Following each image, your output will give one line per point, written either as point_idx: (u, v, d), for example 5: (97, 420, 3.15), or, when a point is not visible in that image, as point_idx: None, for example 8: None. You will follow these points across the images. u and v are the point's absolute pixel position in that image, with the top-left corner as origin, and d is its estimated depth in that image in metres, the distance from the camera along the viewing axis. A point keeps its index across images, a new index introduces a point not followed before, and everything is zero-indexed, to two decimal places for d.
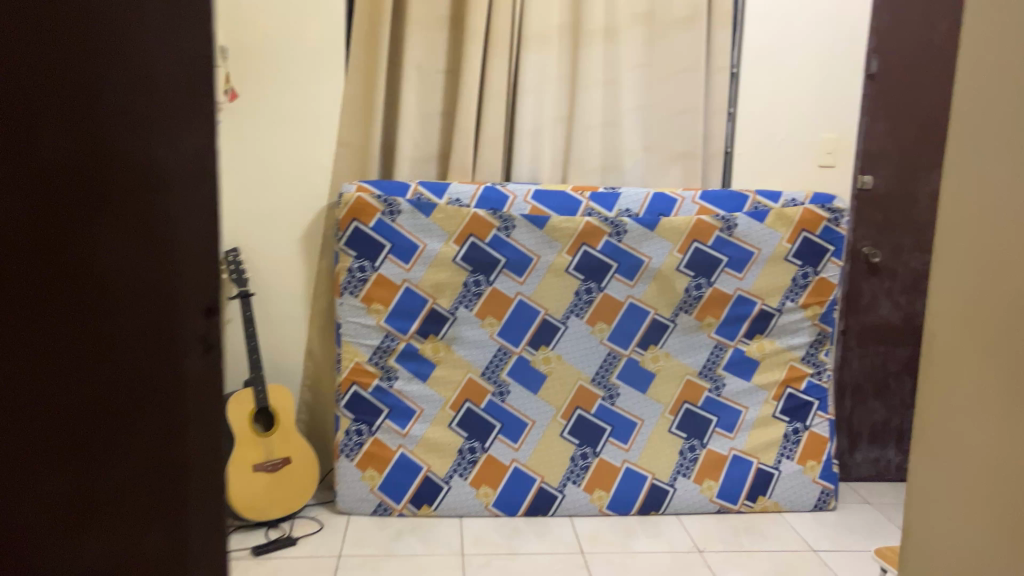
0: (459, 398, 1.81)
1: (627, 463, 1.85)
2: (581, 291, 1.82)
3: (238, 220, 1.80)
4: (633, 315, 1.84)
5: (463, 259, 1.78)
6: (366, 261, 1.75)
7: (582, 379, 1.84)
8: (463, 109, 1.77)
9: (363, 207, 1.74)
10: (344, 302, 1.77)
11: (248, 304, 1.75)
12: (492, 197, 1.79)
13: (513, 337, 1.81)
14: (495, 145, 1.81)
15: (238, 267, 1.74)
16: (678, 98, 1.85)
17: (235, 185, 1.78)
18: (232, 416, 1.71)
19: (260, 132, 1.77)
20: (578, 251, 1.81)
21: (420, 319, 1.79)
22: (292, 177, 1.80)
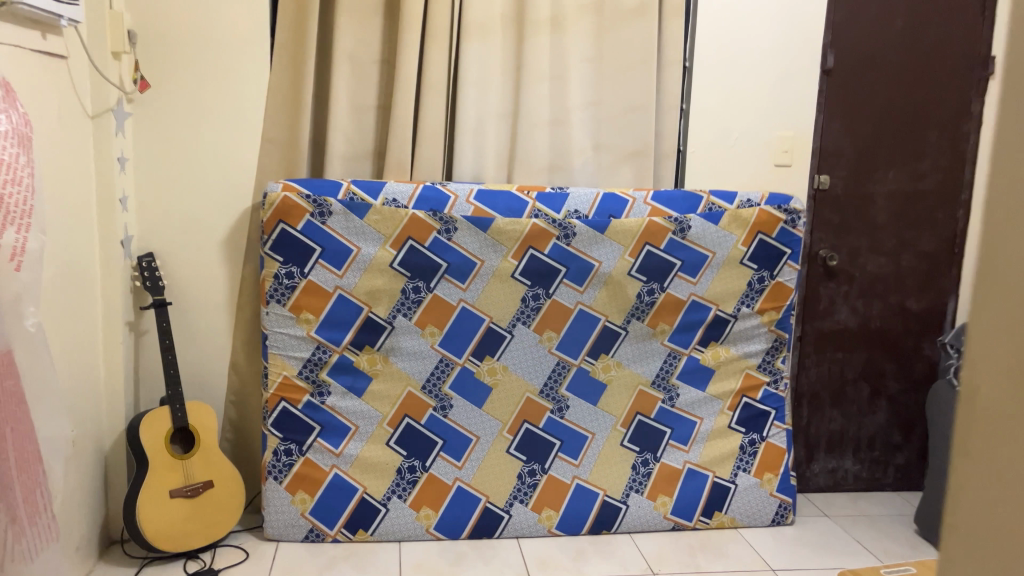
0: (398, 414, 1.68)
1: (577, 479, 1.75)
2: (528, 298, 1.71)
3: (152, 222, 1.65)
4: (583, 322, 1.74)
5: (401, 264, 1.65)
6: (295, 266, 1.62)
7: (530, 391, 1.73)
8: (400, 103, 1.64)
9: (290, 208, 1.60)
10: (270, 312, 1.63)
11: (163, 313, 1.60)
12: (432, 197, 1.66)
13: (456, 348, 1.69)
14: (435, 141, 1.69)
15: (153, 273, 1.60)
16: (628, 94, 1.76)
17: (148, 183, 1.63)
18: (146, 438, 1.54)
19: (176, 125, 1.63)
20: (524, 255, 1.70)
21: (354, 329, 1.66)
22: (213, 175, 1.65)
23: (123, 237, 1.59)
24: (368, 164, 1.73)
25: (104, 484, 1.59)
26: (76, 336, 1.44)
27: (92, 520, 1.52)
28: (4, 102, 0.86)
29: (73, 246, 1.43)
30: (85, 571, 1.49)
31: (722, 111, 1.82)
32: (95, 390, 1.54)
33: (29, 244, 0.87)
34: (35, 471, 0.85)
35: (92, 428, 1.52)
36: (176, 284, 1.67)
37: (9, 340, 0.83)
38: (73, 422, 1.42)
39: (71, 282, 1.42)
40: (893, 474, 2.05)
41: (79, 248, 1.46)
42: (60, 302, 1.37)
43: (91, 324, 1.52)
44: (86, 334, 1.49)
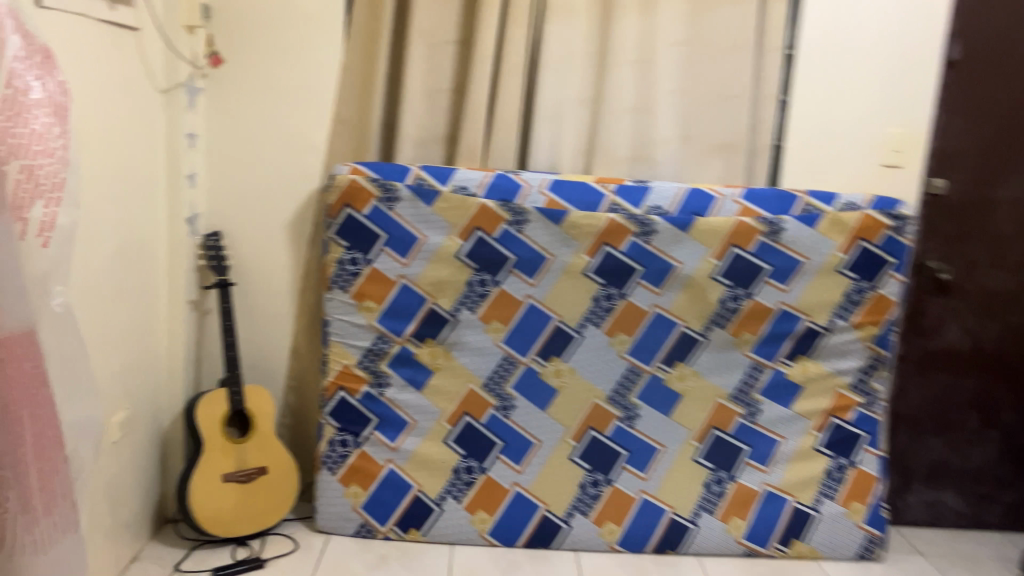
0: (458, 411, 1.61)
1: (643, 494, 1.64)
2: (600, 297, 1.60)
3: (221, 201, 1.63)
4: (658, 327, 1.62)
5: (468, 255, 1.58)
6: (359, 252, 1.57)
7: (598, 396, 1.63)
8: (474, 85, 1.57)
9: (357, 192, 1.55)
10: (332, 298, 1.59)
11: (227, 294, 1.57)
12: (504, 185, 1.58)
13: (521, 346, 1.61)
14: (509, 126, 1.60)
15: (219, 254, 1.57)
16: (723, 81, 1.62)
17: (218, 161, 1.61)
18: (203, 419, 1.53)
19: (247, 102, 1.60)
20: (599, 252, 1.59)
21: (417, 320, 1.60)
22: (282, 155, 1.62)
23: (189, 215, 1.57)
24: (439, 149, 1.65)
25: (160, 463, 1.58)
26: (137, 313, 1.42)
27: (146, 499, 1.51)
28: (39, 69, 0.82)
29: (139, 221, 1.41)
30: (135, 549, 1.48)
31: (826, 104, 1.66)
32: (156, 367, 1.53)
33: (59, 218, 0.84)
34: (57, 458, 0.81)
35: (151, 406, 1.51)
36: (242, 265, 1.65)
37: (33, 317, 0.79)
38: (130, 399, 1.41)
39: (135, 258, 1.40)
40: (1000, 513, 1.85)
41: (145, 224, 1.44)
42: (123, 278, 1.36)
43: (154, 301, 1.51)
44: (148, 311, 1.48)
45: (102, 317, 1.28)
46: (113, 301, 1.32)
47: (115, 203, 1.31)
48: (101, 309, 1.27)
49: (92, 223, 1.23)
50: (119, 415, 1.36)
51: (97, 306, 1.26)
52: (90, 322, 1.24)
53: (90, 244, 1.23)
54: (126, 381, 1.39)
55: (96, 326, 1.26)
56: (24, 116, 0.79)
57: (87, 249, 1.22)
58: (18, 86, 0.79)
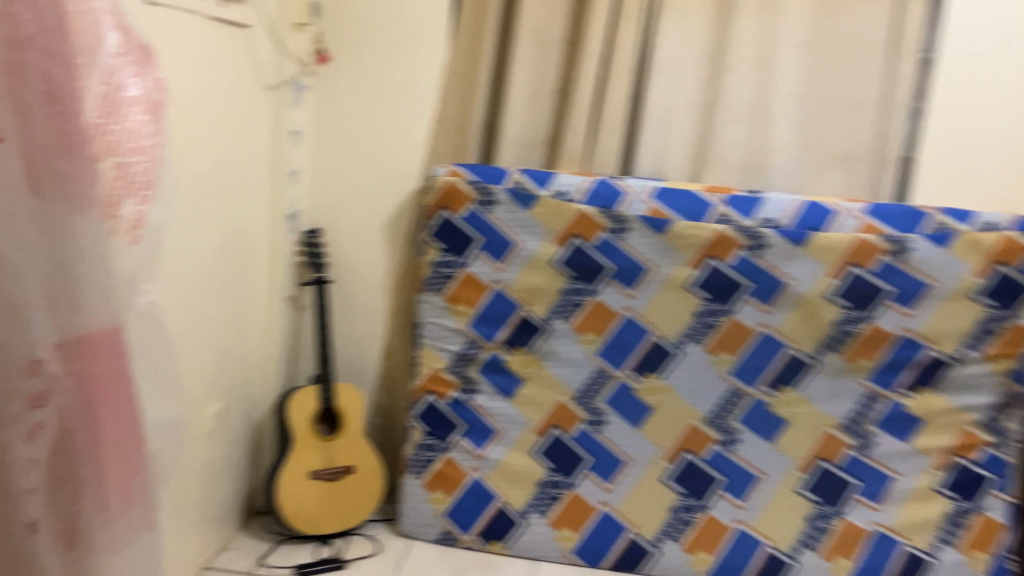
0: (547, 423, 1.56)
1: (740, 524, 1.54)
2: (703, 313, 1.52)
3: (323, 198, 1.64)
4: (765, 348, 1.52)
5: (564, 263, 1.53)
6: (454, 256, 1.55)
7: (695, 417, 1.54)
8: (580, 86, 1.51)
9: (455, 194, 1.53)
10: (425, 300, 1.57)
11: (322, 292, 1.58)
12: (605, 191, 1.51)
13: (616, 360, 1.54)
14: (615, 130, 1.53)
15: (317, 251, 1.58)
16: (849, 87, 1.49)
17: (322, 159, 1.63)
18: (294, 415, 1.54)
19: (352, 101, 1.60)
20: (704, 265, 1.50)
21: (509, 327, 1.56)
22: (384, 154, 1.61)
23: (290, 212, 1.59)
24: (539, 153, 1.59)
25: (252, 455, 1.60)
26: (235, 307, 1.44)
27: (236, 490, 1.54)
28: (136, 65, 0.83)
29: (240, 217, 1.43)
30: (224, 539, 1.50)
31: (967, 113, 1.51)
32: (252, 360, 1.55)
33: (150, 216, 0.85)
34: (135, 457, 0.82)
35: (246, 398, 1.53)
36: (340, 263, 1.66)
37: (119, 316, 0.79)
38: (225, 392, 1.43)
39: (235, 253, 1.42)
40: None
41: (247, 219, 1.46)
42: (222, 272, 1.37)
43: (254, 295, 1.53)
44: (247, 305, 1.50)
45: (200, 311, 1.30)
46: (212, 295, 1.33)
47: (217, 199, 1.33)
48: (199, 303, 1.29)
49: (193, 218, 1.25)
50: (212, 408, 1.39)
51: (194, 300, 1.28)
52: (187, 315, 1.26)
53: (191, 239, 1.24)
54: (221, 374, 1.41)
55: (193, 319, 1.28)
56: (119, 115, 0.80)
57: (187, 244, 1.24)
58: (113, 84, 0.79)
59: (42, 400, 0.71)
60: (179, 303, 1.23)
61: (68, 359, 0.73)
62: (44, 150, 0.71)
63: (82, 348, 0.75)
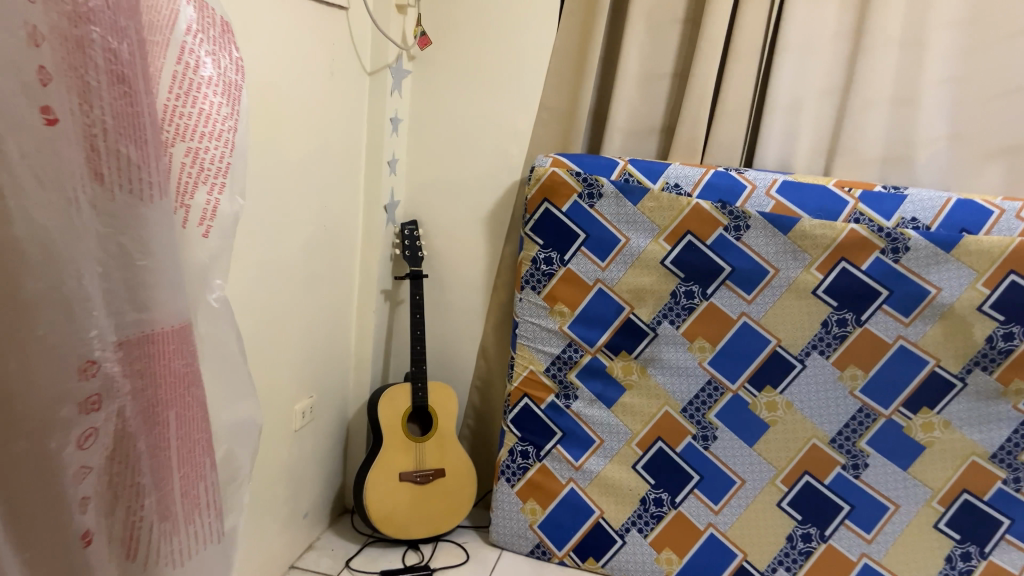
0: (650, 435, 1.45)
1: (865, 558, 1.39)
2: (831, 322, 1.37)
3: (421, 190, 1.58)
4: (901, 363, 1.36)
5: (674, 262, 1.40)
6: (555, 251, 1.46)
7: (817, 437, 1.40)
8: (698, 69, 1.38)
9: (557, 186, 1.43)
10: (524, 298, 1.49)
11: (418, 286, 1.52)
12: (722, 184, 1.38)
13: (730, 370, 1.42)
14: (736, 119, 1.40)
15: (414, 243, 1.52)
16: (1014, 69, 1.30)
17: (421, 149, 1.57)
18: (383, 414, 1.48)
19: (453, 87, 1.53)
20: (834, 268, 1.35)
21: (612, 330, 1.45)
22: (485, 144, 1.53)
23: (388, 202, 1.53)
24: (654, 142, 1.48)
25: (344, 452, 1.57)
26: (327, 299, 1.42)
27: (325, 488, 1.50)
28: (213, 43, 0.77)
29: (333, 208, 1.39)
30: (312, 538, 1.47)
31: None
32: (344, 355, 1.51)
33: (222, 207, 0.78)
34: (201, 465, 0.77)
35: (337, 393, 1.50)
36: (438, 257, 1.60)
37: (188, 314, 0.74)
38: (314, 385, 1.41)
39: (326, 244, 1.38)
40: None
41: (340, 210, 1.42)
42: (313, 263, 1.34)
43: (346, 287, 1.49)
44: (338, 298, 1.47)
45: (287, 304, 1.26)
46: (302, 287, 1.31)
47: (310, 189, 1.29)
48: (286, 296, 1.25)
49: (283, 208, 1.21)
50: (303, 401, 1.37)
51: (282, 293, 1.24)
52: (274, 308, 1.22)
53: (280, 230, 1.21)
54: (310, 367, 1.38)
55: (281, 313, 1.25)
56: (192, 96, 0.74)
57: (276, 235, 1.20)
58: (188, 62, 0.73)
59: (97, 404, 0.63)
60: (266, 296, 1.19)
61: (129, 360, 0.67)
62: (105, 132, 0.64)
63: (148, 346, 0.69)
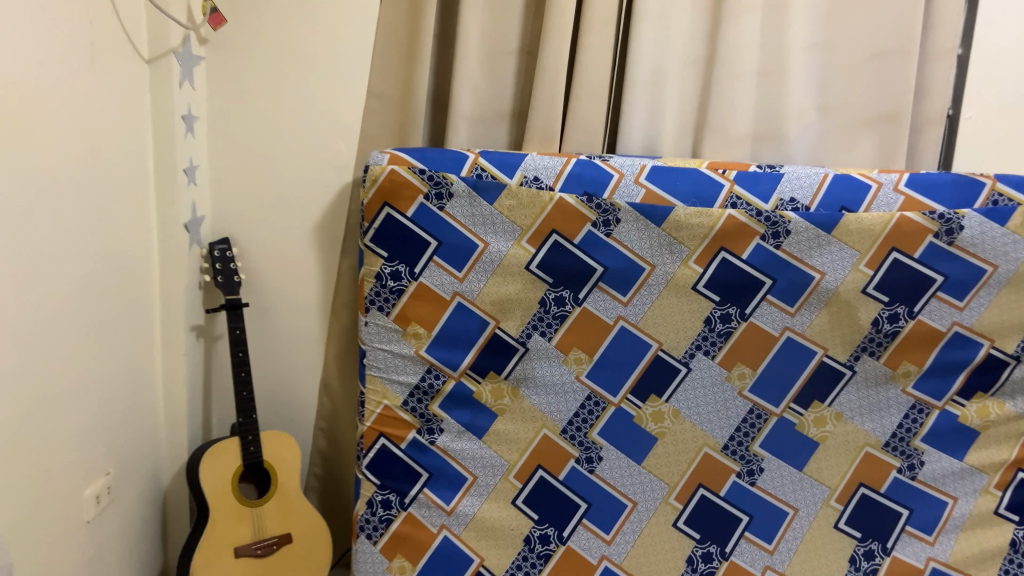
0: (529, 464, 1.27)
1: (770, 572, 1.28)
2: (715, 319, 1.24)
3: (230, 201, 1.30)
4: (790, 356, 1.25)
5: (541, 266, 1.22)
6: (402, 264, 1.23)
7: (709, 445, 1.27)
8: (549, 45, 1.19)
9: (399, 187, 1.20)
10: (370, 322, 1.26)
11: (237, 317, 1.26)
12: (588, 175, 1.20)
13: (611, 382, 1.26)
14: (595, 99, 1.23)
15: (228, 266, 1.26)
16: (878, 33, 1.21)
17: (226, 152, 1.29)
18: (209, 479, 1.22)
19: (260, 74, 1.26)
20: (713, 259, 1.22)
21: (476, 350, 1.26)
22: (306, 141, 1.27)
23: (190, 219, 1.24)
24: (504, 129, 1.29)
25: (160, 529, 1.28)
26: (117, 347, 1.14)
27: None
28: None
29: (114, 234, 1.11)
30: None
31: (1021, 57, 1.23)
32: (148, 412, 1.23)
33: None
34: None
35: (144, 460, 1.22)
36: (260, 279, 1.33)
37: None
38: (111, 457, 1.12)
39: (108, 281, 1.10)
40: None
41: (126, 235, 1.14)
42: (89, 307, 1.06)
43: (144, 328, 1.20)
44: (134, 345, 1.18)
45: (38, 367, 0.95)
46: (71, 338, 1.02)
47: (67, 214, 0.99)
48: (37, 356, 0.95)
49: (23, 244, 0.90)
50: (97, 480, 1.09)
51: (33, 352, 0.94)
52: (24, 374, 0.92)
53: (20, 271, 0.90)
54: (100, 436, 1.10)
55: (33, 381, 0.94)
56: None
57: (17, 278, 0.90)
58: None
59: None
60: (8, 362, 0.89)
61: None
62: None
63: None
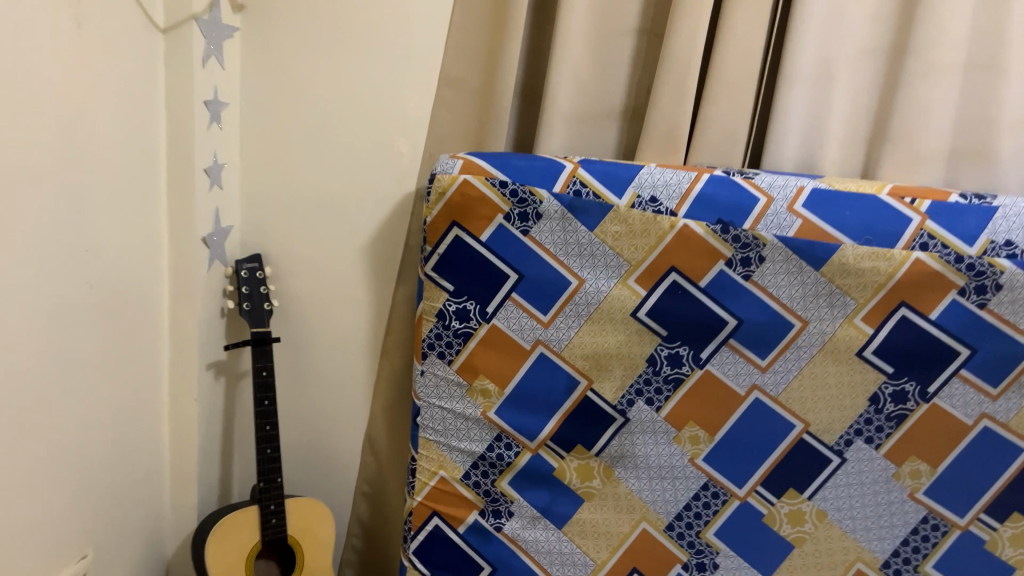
0: (622, 566, 0.99)
1: None
2: (884, 397, 0.92)
3: (265, 210, 1.05)
4: (986, 453, 0.92)
5: (653, 314, 0.93)
6: (472, 301, 0.96)
7: (863, 560, 0.96)
8: (680, 24, 0.90)
9: (472, 203, 0.93)
10: (427, 372, 0.99)
11: (264, 355, 1.01)
12: (724, 197, 0.90)
13: (736, 469, 0.96)
14: (737, 97, 0.92)
15: (257, 290, 1.01)
16: None
17: (264, 148, 1.04)
18: (217, 562, 0.96)
19: (307, 51, 1.00)
20: (888, 318, 0.90)
21: (561, 415, 0.97)
22: (360, 138, 1.01)
23: (211, 231, 0.99)
24: (611, 132, 1.00)
25: None
26: (109, 397, 0.90)
27: None
28: None
29: (107, 257, 0.87)
30: None
31: None
32: (148, 468, 1.00)
33: None
34: None
35: (140, 526, 0.99)
36: (299, 306, 1.08)
37: None
38: (93, 533, 0.89)
39: (97, 316, 0.86)
40: None
41: (123, 254, 0.89)
42: (68, 350, 0.82)
43: (146, 367, 0.97)
44: (131, 388, 0.94)
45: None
46: (41, 396, 0.78)
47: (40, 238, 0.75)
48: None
49: None
50: (71, 565, 0.86)
51: None
52: None
53: None
54: (79, 510, 0.87)
55: None
56: None
57: None
58: None
59: None
60: None
61: None
62: None
63: None
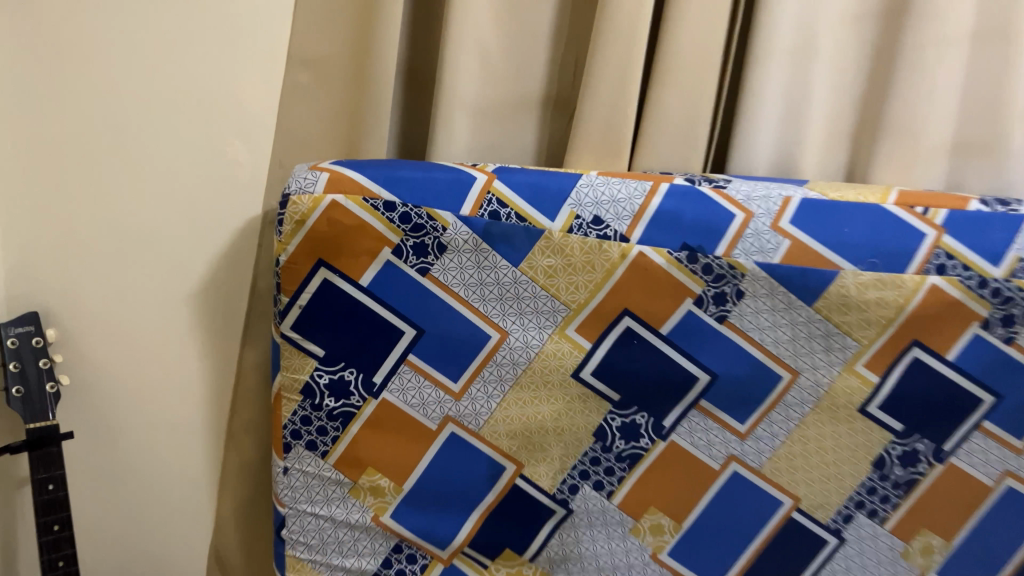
0: None
1: None
2: (892, 461, 0.71)
3: (53, 250, 0.76)
4: (1012, 519, 0.72)
5: (600, 373, 0.69)
6: (351, 370, 0.69)
7: None
8: None
9: (344, 234, 0.65)
10: (290, 470, 0.71)
11: (50, 459, 0.75)
12: (690, 215, 0.66)
13: (711, 562, 0.75)
14: (696, 82, 0.69)
15: (33, 367, 0.75)
16: None
17: (46, 167, 0.74)
18: None
19: (95, 29, 0.70)
20: (897, 363, 0.69)
21: (481, 513, 0.72)
22: (184, 147, 0.73)
23: None
24: (530, 127, 0.75)
25: None
26: None
27: None
28: None
29: None
30: None
31: None
32: None
33: None
34: None
35: None
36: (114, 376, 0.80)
37: None
38: None
39: None
40: None
41: None
42: None
43: None
44: None
45: None
46: None
47: None
48: None
49: None
50: None
51: None
52: None
53: None
54: None
55: None
56: None
57: None
58: None
59: None
60: None
61: None
62: None
63: None
